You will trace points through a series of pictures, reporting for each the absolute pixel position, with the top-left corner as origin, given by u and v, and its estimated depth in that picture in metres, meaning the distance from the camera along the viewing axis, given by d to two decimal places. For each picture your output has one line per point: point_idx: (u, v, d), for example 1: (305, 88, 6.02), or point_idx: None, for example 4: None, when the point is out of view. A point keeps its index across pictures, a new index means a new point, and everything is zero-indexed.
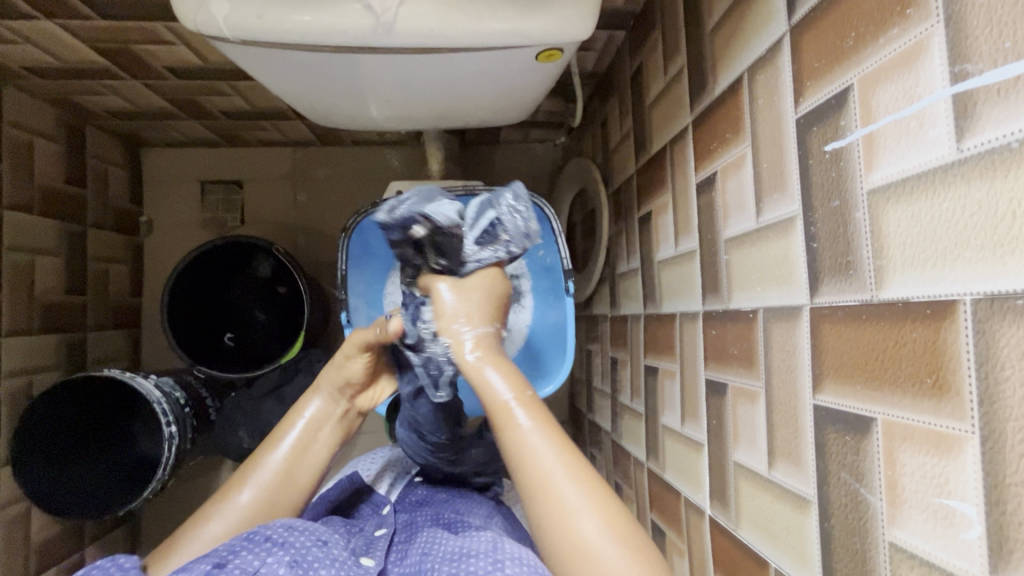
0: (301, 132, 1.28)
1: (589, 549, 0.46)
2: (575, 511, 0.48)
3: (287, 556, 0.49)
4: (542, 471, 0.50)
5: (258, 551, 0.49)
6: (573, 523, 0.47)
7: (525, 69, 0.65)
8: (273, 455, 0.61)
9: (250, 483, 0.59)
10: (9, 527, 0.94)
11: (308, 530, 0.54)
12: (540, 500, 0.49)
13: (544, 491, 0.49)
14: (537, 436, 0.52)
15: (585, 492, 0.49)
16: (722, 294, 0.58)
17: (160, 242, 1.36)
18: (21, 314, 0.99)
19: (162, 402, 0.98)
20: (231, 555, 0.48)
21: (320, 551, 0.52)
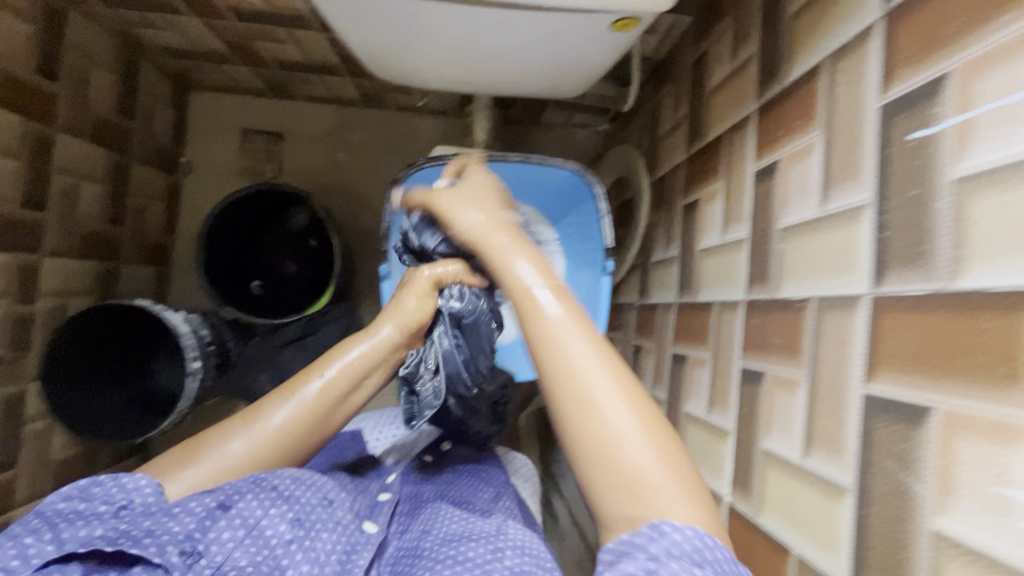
0: (346, 89, 1.28)
1: (620, 449, 0.43)
2: (603, 404, 0.44)
3: (289, 512, 0.54)
4: (563, 347, 0.47)
5: (260, 500, 0.53)
6: (594, 403, 0.45)
7: (596, 39, 0.64)
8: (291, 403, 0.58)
9: (284, 398, 0.59)
10: (32, 441, 0.97)
11: (314, 487, 0.58)
12: (560, 393, 0.46)
13: (569, 386, 0.46)
14: (563, 321, 0.48)
15: (613, 377, 0.46)
16: (770, 282, 0.58)
17: (196, 184, 1.36)
18: (62, 236, 1.01)
19: (189, 337, 1.00)
20: (234, 496, 0.53)
21: (323, 513, 0.57)
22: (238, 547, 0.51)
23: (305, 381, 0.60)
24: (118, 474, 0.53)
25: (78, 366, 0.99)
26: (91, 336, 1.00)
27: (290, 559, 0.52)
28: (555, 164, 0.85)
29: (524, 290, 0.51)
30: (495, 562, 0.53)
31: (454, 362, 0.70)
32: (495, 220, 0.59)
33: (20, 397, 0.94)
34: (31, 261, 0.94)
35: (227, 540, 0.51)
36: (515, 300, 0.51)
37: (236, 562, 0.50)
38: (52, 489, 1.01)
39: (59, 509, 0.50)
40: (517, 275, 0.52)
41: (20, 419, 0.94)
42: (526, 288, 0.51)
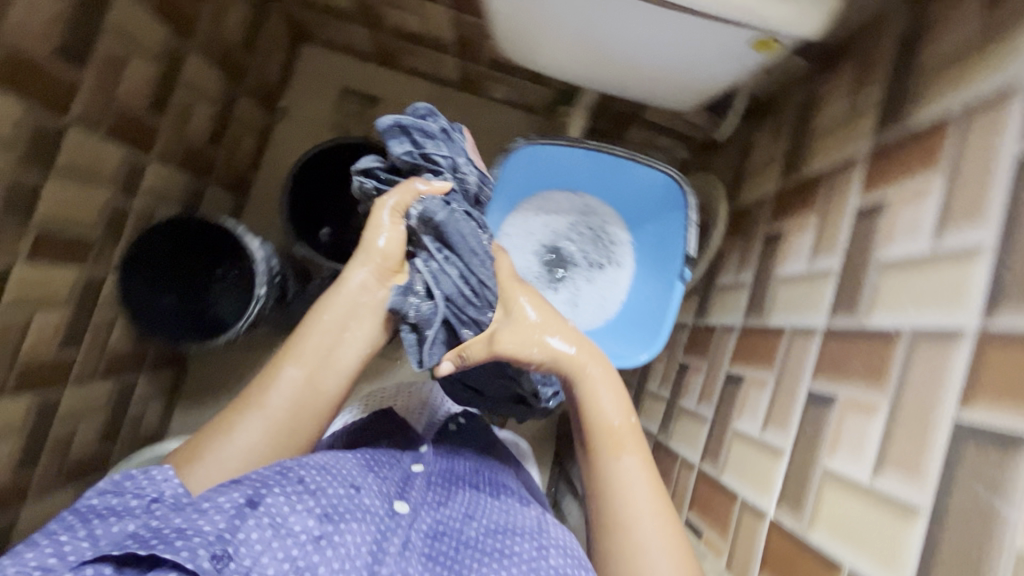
0: (450, 69, 1.34)
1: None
2: (650, 549, 0.60)
3: (316, 508, 0.52)
4: (631, 490, 0.63)
5: (289, 499, 0.51)
6: (646, 541, 0.60)
7: (733, 52, 0.68)
8: (285, 372, 0.66)
9: (289, 369, 0.67)
10: (97, 326, 1.02)
11: (339, 477, 0.57)
12: (621, 531, 0.61)
13: (627, 531, 0.61)
14: (636, 471, 0.64)
15: (664, 526, 0.61)
16: (858, 311, 0.59)
17: (289, 128, 1.43)
18: (171, 144, 1.07)
19: (262, 264, 1.06)
20: (262, 494, 0.50)
21: (348, 503, 0.54)
22: (268, 549, 0.46)
23: (286, 363, 0.67)
24: (149, 468, 0.53)
25: (150, 266, 1.06)
26: (167, 241, 1.08)
27: (322, 558, 0.48)
28: (654, 167, 0.85)
29: (612, 425, 0.67)
30: (541, 559, 0.56)
31: (447, 277, 0.71)
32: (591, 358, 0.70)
33: (99, 282, 1.00)
34: (141, 160, 1.01)
35: (256, 540, 0.46)
36: (600, 433, 0.66)
37: (266, 569, 0.45)
38: (101, 375, 1.07)
39: (93, 504, 0.49)
40: (605, 410, 0.67)
41: (94, 303, 1.00)
42: (618, 445, 0.65)
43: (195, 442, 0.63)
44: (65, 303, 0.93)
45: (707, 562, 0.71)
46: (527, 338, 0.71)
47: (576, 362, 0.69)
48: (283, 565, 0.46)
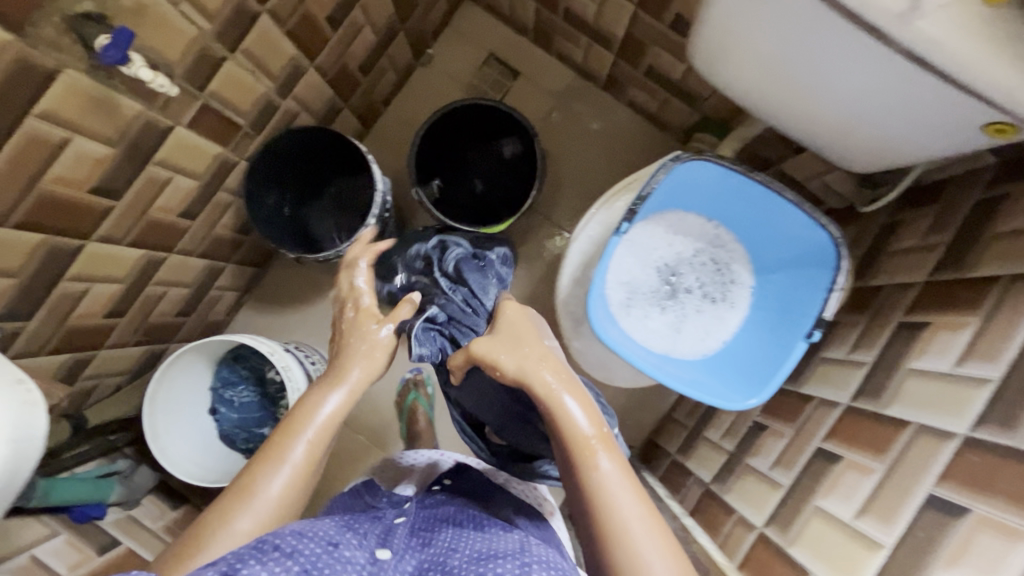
0: (602, 66, 1.33)
1: None
2: (650, 560, 0.55)
3: (294, 565, 0.47)
4: (619, 502, 0.57)
5: (264, 562, 0.46)
6: (648, 565, 0.55)
7: (957, 130, 0.66)
8: (269, 486, 0.62)
9: (272, 470, 0.63)
10: (214, 206, 1.05)
11: (317, 537, 0.52)
12: (614, 542, 0.56)
13: (621, 541, 0.56)
14: (621, 480, 0.59)
15: (660, 538, 0.56)
16: (1017, 432, 0.56)
17: (427, 77, 1.44)
18: (331, 59, 1.10)
19: (381, 196, 1.09)
20: (235, 562, 0.46)
21: (328, 559, 0.50)
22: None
23: (291, 443, 0.65)
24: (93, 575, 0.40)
25: (274, 167, 1.11)
26: (293, 148, 1.12)
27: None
28: (816, 220, 0.80)
29: (586, 435, 0.61)
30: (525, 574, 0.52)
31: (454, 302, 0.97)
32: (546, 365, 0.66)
33: (230, 167, 1.03)
34: (304, 65, 1.03)
35: None
36: (576, 443, 0.61)
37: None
38: (199, 253, 1.10)
39: None
40: (576, 421, 0.62)
41: (219, 184, 1.03)
42: (594, 452, 0.60)
43: (191, 535, 0.59)
44: (199, 177, 0.96)
45: None
46: (510, 350, 0.70)
47: (540, 373, 0.67)
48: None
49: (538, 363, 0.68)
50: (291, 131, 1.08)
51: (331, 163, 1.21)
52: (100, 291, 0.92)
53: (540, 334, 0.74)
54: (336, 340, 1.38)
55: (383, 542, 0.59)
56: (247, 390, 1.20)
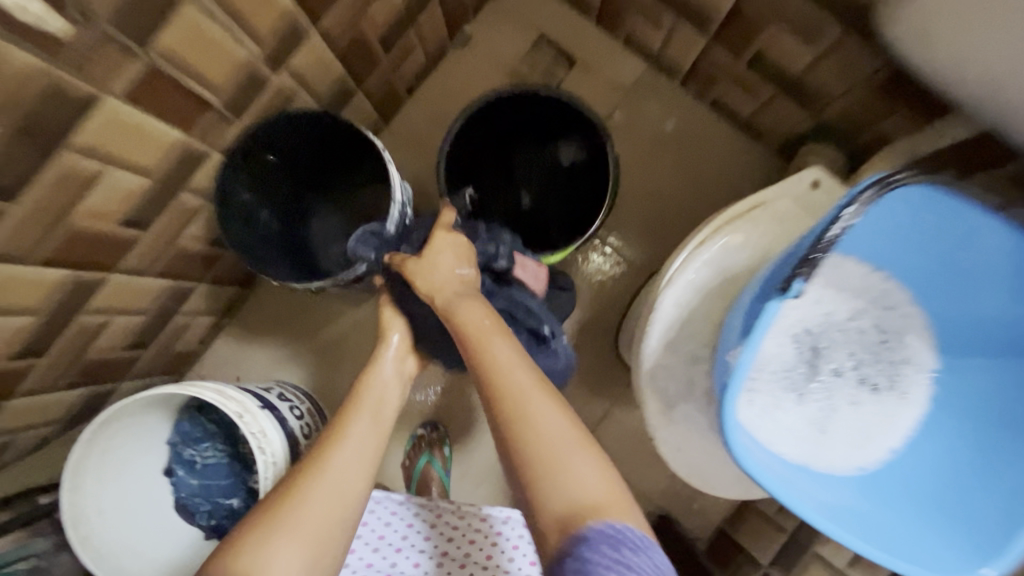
0: (689, 53, 1.03)
1: (591, 500, 0.52)
2: (569, 465, 0.53)
3: None
4: (540, 413, 0.55)
5: None
6: (571, 468, 0.53)
7: None
8: (277, 549, 0.55)
9: (278, 542, 0.55)
10: (175, 213, 0.78)
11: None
12: (529, 444, 0.54)
13: (532, 442, 0.54)
14: (549, 404, 0.56)
15: (572, 427, 0.55)
16: None
17: (462, 60, 1.16)
18: (343, 24, 0.82)
19: (398, 208, 0.81)
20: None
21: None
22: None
23: (293, 500, 0.58)
24: None
25: (256, 164, 0.84)
26: (283, 140, 0.85)
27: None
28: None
29: (482, 329, 0.61)
30: None
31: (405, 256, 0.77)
32: (463, 284, 0.68)
33: (198, 160, 0.76)
34: (305, 27, 0.76)
35: None
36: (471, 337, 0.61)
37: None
38: (154, 272, 0.83)
39: None
40: (473, 320, 0.62)
41: (183, 182, 0.76)
42: (508, 376, 0.57)
43: None
44: (151, 172, 0.69)
45: None
46: (429, 272, 0.68)
47: (445, 287, 0.67)
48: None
49: (444, 285, 0.67)
50: (275, 114, 0.80)
51: (335, 158, 0.94)
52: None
53: (460, 265, 0.68)
54: (334, 380, 1.10)
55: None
56: (213, 448, 0.93)
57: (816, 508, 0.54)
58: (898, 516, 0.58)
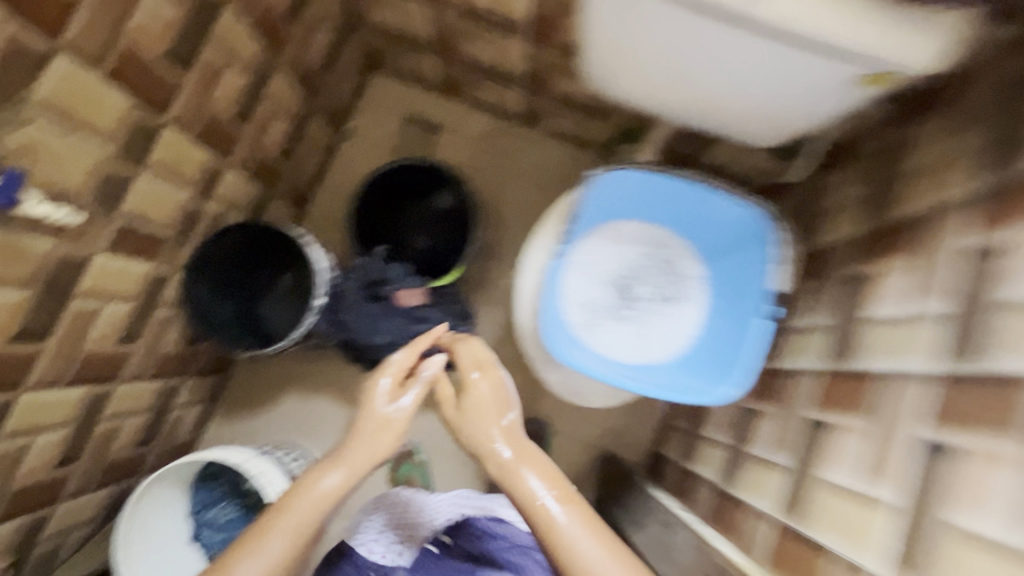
0: (516, 102, 1.36)
1: (591, 560, 0.64)
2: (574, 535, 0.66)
3: None
4: (579, 544, 0.65)
5: None
6: (581, 549, 0.65)
7: (839, 89, 0.68)
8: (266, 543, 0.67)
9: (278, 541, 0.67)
10: (156, 326, 1.02)
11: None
12: (539, 521, 0.68)
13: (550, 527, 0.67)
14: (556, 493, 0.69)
15: (573, 508, 0.68)
16: (972, 353, 0.57)
17: (350, 150, 1.46)
18: (247, 154, 1.10)
19: (323, 275, 1.06)
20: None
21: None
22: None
23: (283, 514, 0.69)
24: None
25: (211, 272, 1.08)
26: (230, 248, 1.10)
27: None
28: (733, 198, 0.82)
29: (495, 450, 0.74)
30: None
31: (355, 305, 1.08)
32: (488, 386, 0.80)
33: (164, 282, 1.00)
34: (219, 165, 1.03)
35: None
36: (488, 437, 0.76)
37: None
38: (149, 377, 1.06)
39: None
40: (471, 430, 0.77)
41: (157, 301, 1.00)
42: (507, 445, 0.74)
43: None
44: (132, 297, 0.93)
45: None
46: (479, 404, 0.79)
47: (473, 380, 0.81)
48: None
49: (481, 400, 0.79)
50: (221, 231, 1.07)
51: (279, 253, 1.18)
52: (43, 441, 0.86)
53: (495, 411, 0.78)
54: (312, 428, 1.31)
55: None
56: (229, 506, 1.13)
57: (624, 379, 0.82)
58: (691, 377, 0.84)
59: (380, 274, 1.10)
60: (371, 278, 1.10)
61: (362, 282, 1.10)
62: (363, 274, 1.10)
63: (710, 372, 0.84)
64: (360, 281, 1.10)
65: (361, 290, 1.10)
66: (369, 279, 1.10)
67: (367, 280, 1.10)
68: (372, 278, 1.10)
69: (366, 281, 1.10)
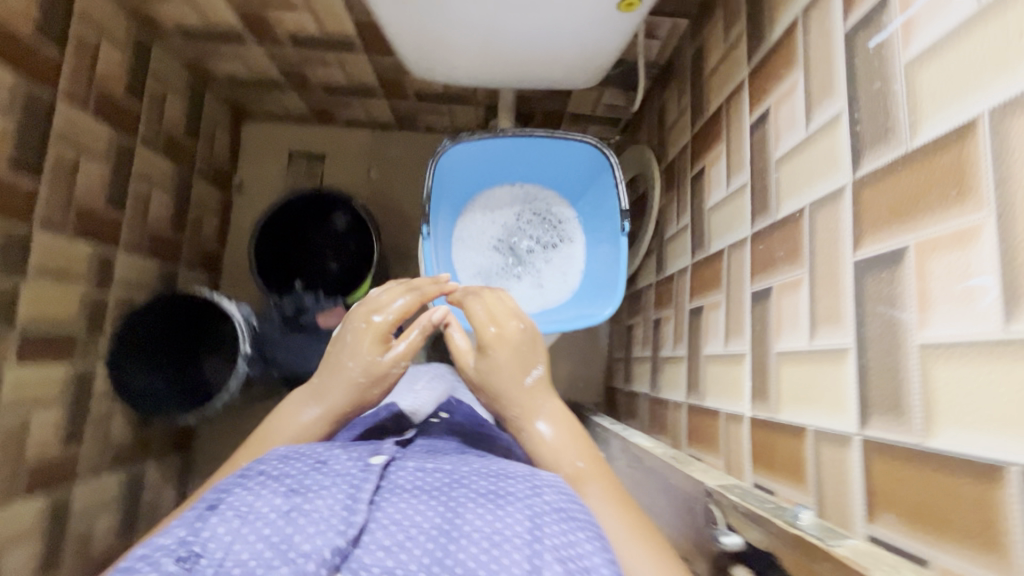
0: (384, 112, 1.42)
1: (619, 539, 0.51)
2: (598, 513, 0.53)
3: (282, 487, 0.44)
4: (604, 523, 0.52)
5: (250, 488, 0.44)
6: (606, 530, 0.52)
7: (608, 20, 0.74)
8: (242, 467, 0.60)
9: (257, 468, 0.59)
10: (97, 420, 1.06)
11: (305, 455, 0.48)
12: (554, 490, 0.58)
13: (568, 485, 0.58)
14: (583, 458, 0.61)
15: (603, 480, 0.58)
16: (770, 207, 0.65)
17: (246, 202, 1.50)
18: (134, 235, 1.13)
19: (244, 322, 1.09)
20: (221, 494, 0.44)
21: (318, 474, 0.46)
22: (238, 538, 0.40)
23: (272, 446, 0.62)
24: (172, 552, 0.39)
25: (139, 348, 1.09)
26: (157, 322, 1.12)
27: (297, 529, 0.41)
28: (569, 138, 0.92)
29: (523, 406, 0.67)
30: (535, 497, 0.46)
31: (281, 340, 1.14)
32: (524, 331, 0.74)
33: (90, 376, 1.03)
34: (109, 253, 1.06)
35: (220, 535, 0.40)
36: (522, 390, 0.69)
37: (239, 557, 0.39)
38: (108, 469, 1.09)
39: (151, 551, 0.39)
40: (501, 380, 0.70)
41: (89, 397, 1.03)
42: (530, 408, 0.67)
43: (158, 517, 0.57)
44: (58, 400, 0.96)
45: None
46: (521, 357, 0.71)
47: (507, 323, 0.74)
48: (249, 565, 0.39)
49: (517, 349, 0.72)
50: (149, 304, 1.09)
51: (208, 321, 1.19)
52: (16, 558, 0.87)
53: (521, 368, 0.70)
54: None
55: (379, 451, 0.53)
56: None
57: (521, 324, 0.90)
58: (581, 305, 0.92)
59: (297, 306, 1.16)
60: (291, 311, 1.15)
61: (283, 317, 1.15)
62: (281, 311, 1.15)
63: (595, 295, 0.92)
64: (280, 318, 1.15)
65: (283, 325, 1.15)
66: (288, 313, 1.15)
67: (286, 314, 1.15)
68: (291, 311, 1.15)
69: (286, 316, 1.15)
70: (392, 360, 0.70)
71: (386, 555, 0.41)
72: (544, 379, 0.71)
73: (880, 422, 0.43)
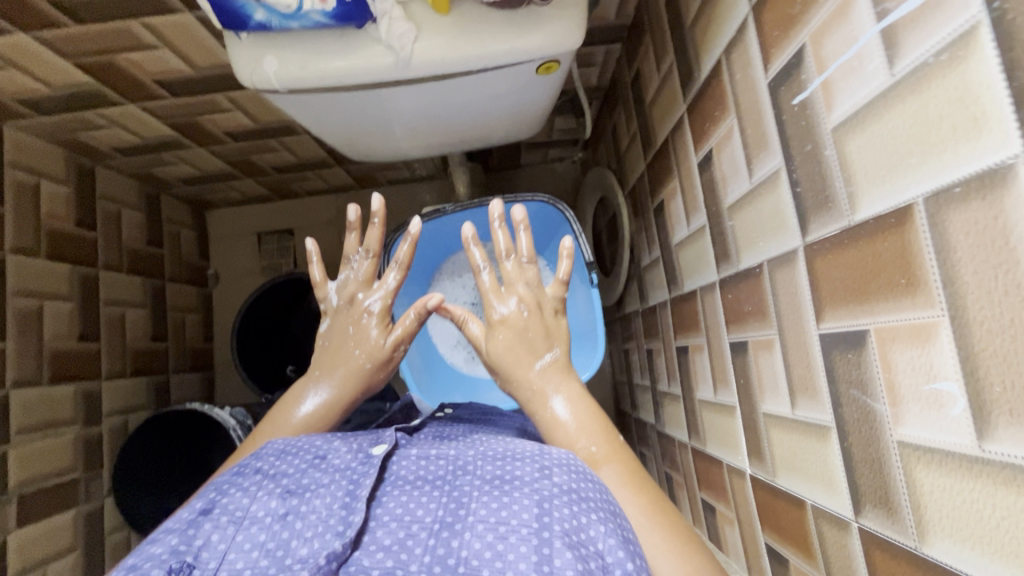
0: (341, 177, 1.39)
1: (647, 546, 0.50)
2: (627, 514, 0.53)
3: (279, 487, 0.52)
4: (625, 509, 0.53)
5: (246, 490, 0.51)
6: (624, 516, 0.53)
7: (528, 83, 0.71)
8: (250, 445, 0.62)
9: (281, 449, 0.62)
10: (114, 551, 1.06)
11: (303, 450, 0.55)
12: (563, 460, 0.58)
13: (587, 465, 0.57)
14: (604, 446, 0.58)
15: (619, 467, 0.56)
16: (732, 257, 0.61)
17: (225, 291, 1.49)
18: (116, 359, 1.13)
19: (237, 429, 1.03)
20: (216, 497, 0.51)
21: (316, 472, 0.53)
22: (232, 545, 0.47)
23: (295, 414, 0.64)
24: (168, 551, 0.46)
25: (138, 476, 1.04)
26: (152, 443, 1.05)
27: (292, 533, 0.48)
28: (525, 199, 0.89)
29: (534, 377, 0.63)
30: (545, 479, 0.50)
31: None
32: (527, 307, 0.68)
33: (98, 511, 1.03)
34: (94, 386, 1.06)
35: (219, 541, 0.48)
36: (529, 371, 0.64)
37: (234, 563, 0.46)
38: None
39: (155, 553, 0.46)
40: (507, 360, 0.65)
41: (102, 532, 1.03)
42: (542, 392, 0.62)
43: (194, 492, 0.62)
44: (72, 547, 0.96)
45: (729, 537, 0.69)
46: (526, 334, 0.66)
47: (508, 300, 0.68)
48: (245, 568, 0.46)
49: (522, 325, 0.66)
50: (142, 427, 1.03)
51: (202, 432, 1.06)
52: None
53: (530, 354, 0.65)
54: None
55: (383, 438, 0.59)
56: None
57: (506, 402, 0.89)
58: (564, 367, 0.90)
59: None
60: None
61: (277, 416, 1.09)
62: None
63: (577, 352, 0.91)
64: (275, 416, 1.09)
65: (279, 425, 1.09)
66: None
67: None
68: None
69: None
70: (393, 345, 0.69)
71: (386, 555, 0.47)
72: (558, 360, 0.65)
73: (874, 512, 0.40)
